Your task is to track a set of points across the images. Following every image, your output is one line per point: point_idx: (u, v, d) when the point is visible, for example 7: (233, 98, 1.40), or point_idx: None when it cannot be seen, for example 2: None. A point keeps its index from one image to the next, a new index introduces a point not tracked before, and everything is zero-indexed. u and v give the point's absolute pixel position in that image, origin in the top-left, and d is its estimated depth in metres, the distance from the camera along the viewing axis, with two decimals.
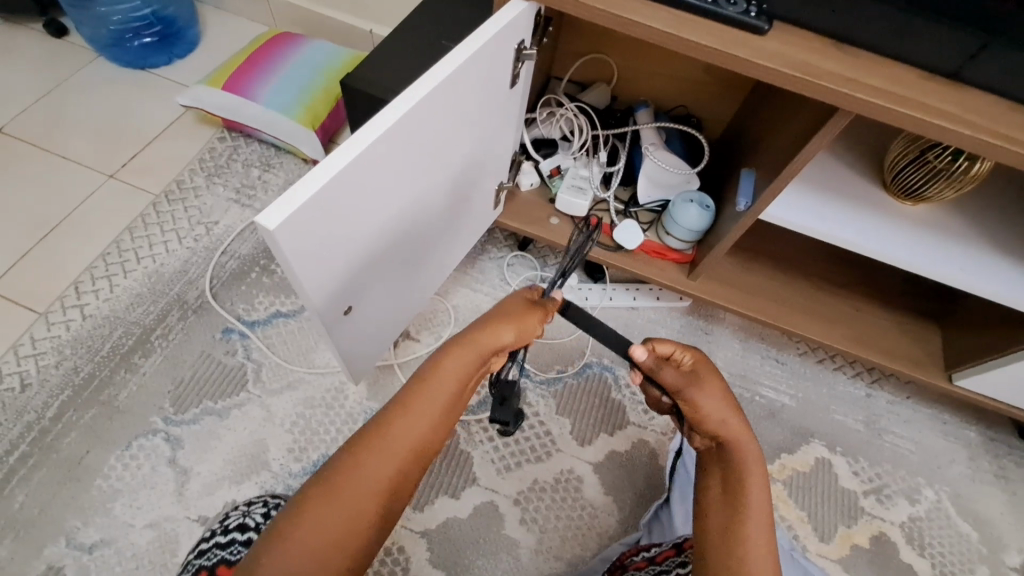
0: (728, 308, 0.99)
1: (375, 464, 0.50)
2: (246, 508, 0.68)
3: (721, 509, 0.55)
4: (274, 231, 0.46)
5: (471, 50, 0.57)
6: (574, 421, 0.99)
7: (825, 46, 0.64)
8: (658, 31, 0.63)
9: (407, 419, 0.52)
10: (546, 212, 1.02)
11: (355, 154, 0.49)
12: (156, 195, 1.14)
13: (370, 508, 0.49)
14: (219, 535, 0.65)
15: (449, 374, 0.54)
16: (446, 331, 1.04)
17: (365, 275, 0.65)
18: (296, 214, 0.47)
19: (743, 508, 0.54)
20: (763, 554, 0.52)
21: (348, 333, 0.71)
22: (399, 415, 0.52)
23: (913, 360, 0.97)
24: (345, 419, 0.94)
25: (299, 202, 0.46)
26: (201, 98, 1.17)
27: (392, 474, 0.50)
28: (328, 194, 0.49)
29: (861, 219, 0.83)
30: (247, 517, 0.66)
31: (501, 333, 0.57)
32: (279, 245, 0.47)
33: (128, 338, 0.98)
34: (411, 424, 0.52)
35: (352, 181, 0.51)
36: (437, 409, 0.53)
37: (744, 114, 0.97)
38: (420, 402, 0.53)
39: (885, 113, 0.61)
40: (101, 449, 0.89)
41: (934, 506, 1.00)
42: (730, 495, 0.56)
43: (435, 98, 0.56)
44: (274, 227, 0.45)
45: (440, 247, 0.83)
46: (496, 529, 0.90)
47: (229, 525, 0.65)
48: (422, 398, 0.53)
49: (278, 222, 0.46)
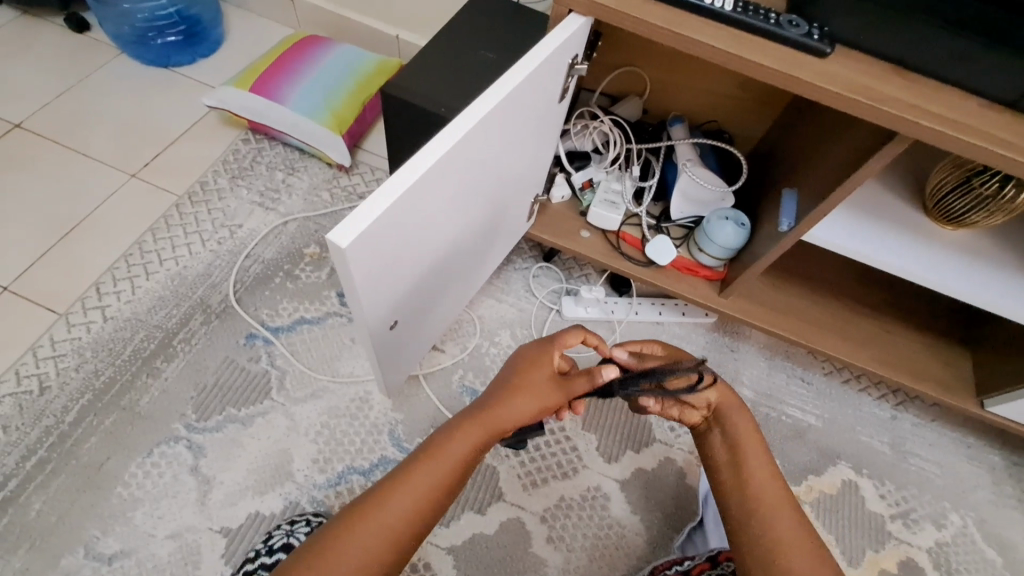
0: (759, 327, 0.98)
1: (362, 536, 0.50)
2: (291, 527, 0.74)
3: (728, 464, 0.62)
4: (346, 248, 0.45)
5: (531, 67, 0.56)
6: (601, 437, 0.97)
7: (886, 71, 0.63)
8: (719, 50, 0.62)
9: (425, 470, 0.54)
10: (577, 224, 1.01)
11: (423, 170, 0.48)
12: (179, 196, 1.13)
13: (390, 542, 0.50)
14: (264, 554, 0.71)
15: (448, 456, 0.55)
16: (472, 341, 1.03)
17: (414, 289, 0.64)
18: (367, 231, 0.45)
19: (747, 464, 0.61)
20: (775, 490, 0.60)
21: (389, 348, 0.69)
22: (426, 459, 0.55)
23: (944, 384, 0.96)
24: (370, 429, 0.93)
25: (369, 219, 0.45)
26: (228, 99, 1.15)
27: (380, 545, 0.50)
28: (393, 212, 0.47)
29: (903, 243, 0.82)
30: (291, 536, 0.73)
31: (517, 401, 0.59)
32: (348, 264, 0.46)
33: (150, 341, 0.96)
34: (406, 497, 0.52)
35: (416, 201, 0.50)
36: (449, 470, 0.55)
37: (780, 134, 0.96)
38: (444, 455, 0.55)
39: (947, 140, 0.60)
40: (121, 455, 0.87)
41: (960, 531, 1.00)
42: (731, 453, 0.62)
43: (495, 114, 0.55)
44: (347, 244, 0.44)
45: (478, 261, 0.82)
46: (524, 547, 0.88)
47: (275, 544, 0.71)
48: (437, 459, 0.55)
49: (350, 239, 0.44)
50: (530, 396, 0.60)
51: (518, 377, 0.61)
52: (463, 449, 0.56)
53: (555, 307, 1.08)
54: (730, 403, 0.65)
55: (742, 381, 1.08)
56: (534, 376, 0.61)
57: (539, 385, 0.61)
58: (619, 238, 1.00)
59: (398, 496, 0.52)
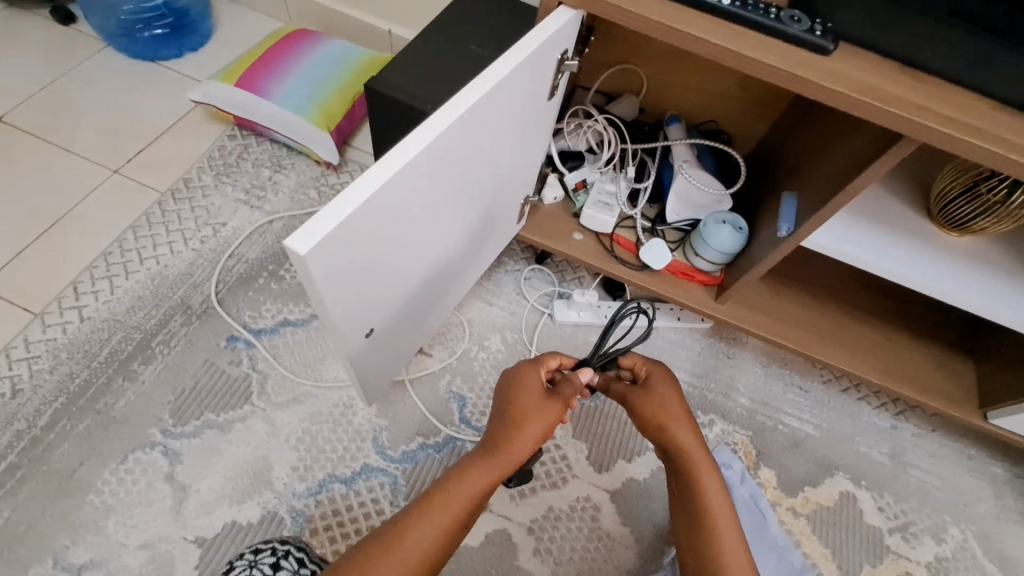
0: (756, 334, 0.95)
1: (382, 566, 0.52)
2: (254, 557, 0.63)
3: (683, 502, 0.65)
4: (306, 255, 0.42)
5: (514, 62, 0.53)
6: (592, 446, 0.94)
7: (893, 69, 0.60)
8: (716, 46, 0.59)
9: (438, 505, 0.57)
10: (570, 226, 0.98)
11: (393, 172, 0.45)
12: (162, 193, 1.10)
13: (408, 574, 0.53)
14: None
15: (464, 491, 0.58)
16: (460, 346, 1.00)
17: (393, 296, 0.60)
18: (330, 237, 0.42)
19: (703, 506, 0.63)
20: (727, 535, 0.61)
21: (367, 357, 0.66)
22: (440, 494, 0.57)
23: (947, 395, 0.93)
24: (352, 437, 0.90)
25: (335, 223, 0.42)
26: (214, 94, 1.12)
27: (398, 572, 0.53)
28: (359, 217, 0.44)
29: (906, 250, 0.79)
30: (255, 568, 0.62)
31: (525, 431, 0.61)
32: (311, 272, 0.43)
33: (128, 343, 0.93)
34: (423, 533, 0.55)
35: (387, 205, 0.47)
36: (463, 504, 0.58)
37: (781, 135, 0.93)
38: (457, 488, 0.58)
39: (955, 144, 0.57)
40: (94, 461, 0.84)
41: (960, 545, 0.97)
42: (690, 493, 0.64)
43: (475, 112, 0.51)
44: (307, 252, 0.40)
45: (463, 265, 0.79)
46: (509, 559, 0.85)
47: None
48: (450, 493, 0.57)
49: (310, 245, 0.41)
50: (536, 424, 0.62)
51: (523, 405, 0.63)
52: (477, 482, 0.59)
53: (546, 311, 1.05)
54: (698, 449, 0.65)
55: (737, 388, 1.05)
56: (535, 399, 0.63)
57: (541, 407, 0.63)
58: (612, 241, 0.97)
59: (415, 531, 0.55)
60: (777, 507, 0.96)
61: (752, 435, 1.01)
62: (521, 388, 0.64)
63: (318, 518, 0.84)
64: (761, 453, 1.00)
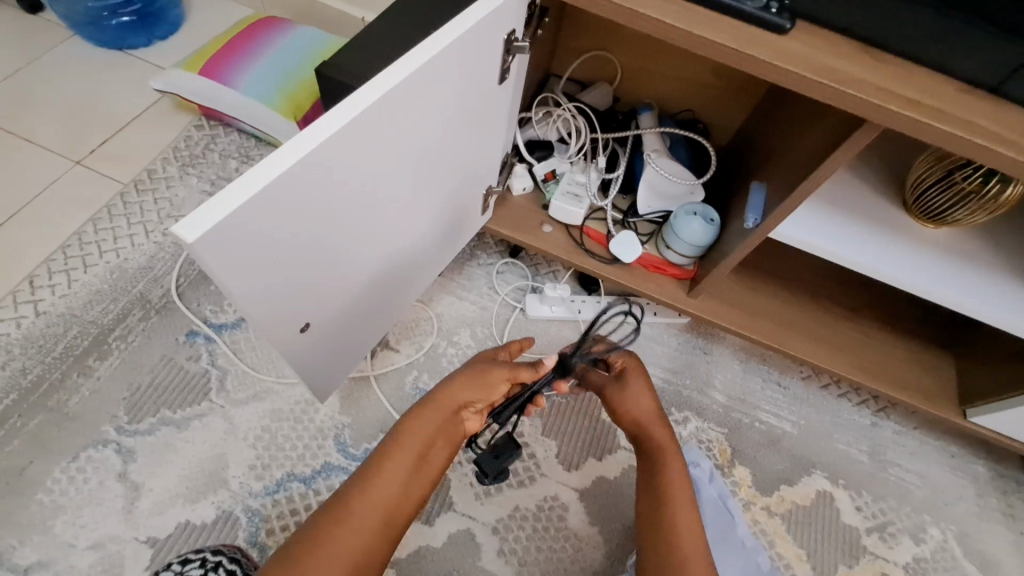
0: (730, 329, 0.92)
1: (330, 542, 0.51)
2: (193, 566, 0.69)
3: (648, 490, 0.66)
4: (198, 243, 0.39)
5: (447, 41, 0.50)
6: (561, 444, 0.92)
7: (855, 50, 0.57)
8: (668, 24, 0.56)
9: (383, 473, 0.56)
10: (539, 218, 0.95)
11: (297, 159, 0.42)
12: (125, 184, 1.07)
13: (355, 546, 0.52)
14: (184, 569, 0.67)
15: (403, 453, 0.57)
16: (428, 341, 0.97)
17: (328, 289, 0.58)
18: (224, 223, 0.40)
19: (671, 507, 0.63)
20: (690, 527, 0.62)
21: (308, 351, 0.64)
22: (380, 464, 0.57)
23: (925, 392, 0.91)
24: (314, 434, 0.88)
25: (230, 205, 0.40)
26: (176, 82, 1.09)
27: (366, 535, 0.53)
28: (260, 204, 0.41)
29: (881, 243, 0.76)
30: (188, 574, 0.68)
31: (459, 384, 0.63)
32: (204, 261, 0.40)
33: (84, 338, 0.91)
34: (367, 503, 0.54)
35: (296, 192, 0.44)
36: (402, 472, 0.57)
37: (755, 124, 0.90)
38: (396, 453, 0.57)
39: (917, 127, 0.54)
40: (45, 459, 0.82)
41: (939, 546, 0.94)
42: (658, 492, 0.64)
43: (404, 93, 0.49)
44: (194, 240, 0.38)
45: (419, 259, 0.76)
46: (472, 559, 0.83)
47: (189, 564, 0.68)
48: (392, 459, 0.57)
49: (200, 232, 0.39)
50: (474, 381, 0.64)
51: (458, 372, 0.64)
52: (417, 441, 0.58)
53: (518, 305, 1.02)
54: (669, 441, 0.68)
55: (714, 385, 1.03)
56: (469, 363, 0.66)
57: (473, 367, 0.65)
58: (582, 233, 0.94)
59: (359, 504, 0.54)
60: (751, 507, 0.94)
61: (728, 433, 0.99)
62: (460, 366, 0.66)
63: (275, 518, 0.81)
64: (736, 452, 0.98)
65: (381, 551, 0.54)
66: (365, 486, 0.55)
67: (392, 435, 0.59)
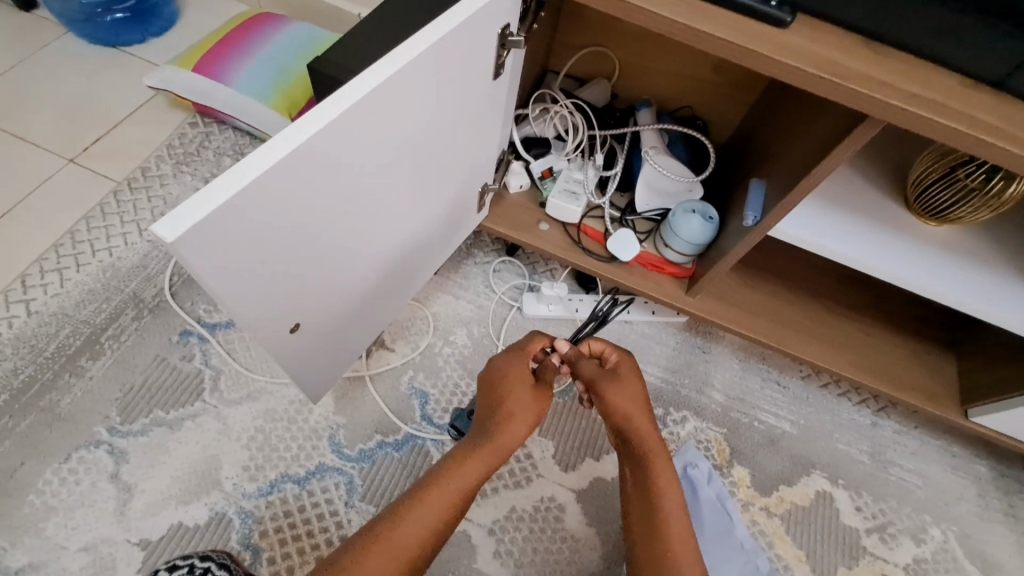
0: (729, 328, 0.91)
1: (380, 562, 0.57)
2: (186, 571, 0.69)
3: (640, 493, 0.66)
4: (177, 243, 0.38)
5: (437, 34, 0.48)
6: (558, 444, 0.91)
7: (856, 44, 0.56)
8: (664, 18, 0.55)
9: (432, 499, 0.61)
10: (535, 216, 0.94)
11: (281, 156, 0.41)
12: (119, 182, 1.06)
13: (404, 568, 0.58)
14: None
15: (454, 485, 0.62)
16: (424, 341, 0.96)
17: (318, 289, 0.57)
18: (205, 222, 0.39)
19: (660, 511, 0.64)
20: (681, 532, 0.63)
21: (298, 352, 0.63)
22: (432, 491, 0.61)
23: (926, 392, 0.90)
24: (308, 435, 0.87)
25: (211, 204, 0.39)
26: (170, 79, 1.08)
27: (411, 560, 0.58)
28: (240, 202, 0.40)
29: (882, 241, 0.75)
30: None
31: (518, 424, 0.65)
32: (185, 261, 0.39)
33: (76, 338, 0.90)
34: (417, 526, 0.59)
35: (280, 190, 0.43)
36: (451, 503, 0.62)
37: (755, 120, 0.89)
38: (447, 482, 0.62)
39: (919, 123, 0.53)
40: (37, 461, 0.81)
41: (940, 547, 0.93)
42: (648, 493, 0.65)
43: (394, 88, 0.48)
44: (173, 240, 0.37)
45: (415, 257, 0.75)
46: (468, 561, 0.82)
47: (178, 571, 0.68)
48: (443, 489, 0.62)
49: (179, 232, 0.37)
50: (528, 417, 0.66)
51: (510, 398, 0.66)
52: (470, 476, 0.63)
53: (515, 304, 1.01)
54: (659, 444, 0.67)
55: (713, 385, 1.02)
56: (520, 390, 0.67)
57: (528, 398, 0.67)
58: (580, 231, 0.93)
59: (409, 528, 0.59)
60: (750, 507, 0.93)
61: (727, 433, 0.98)
62: (505, 385, 0.67)
63: (268, 520, 0.81)
64: (735, 452, 0.97)
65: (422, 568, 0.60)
66: (415, 511, 0.60)
67: (448, 465, 0.63)
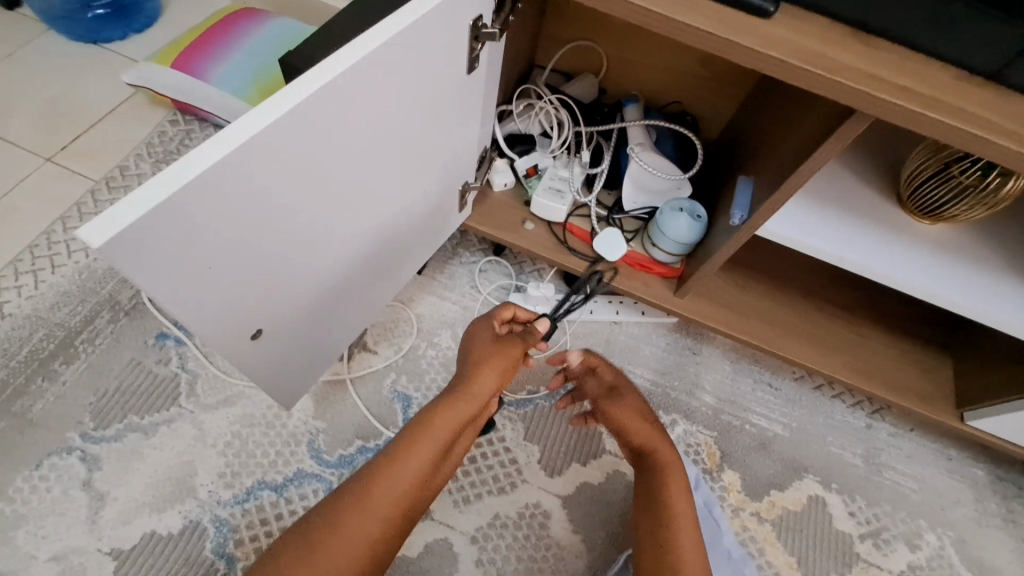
0: (718, 329, 0.89)
1: (348, 526, 0.55)
2: None
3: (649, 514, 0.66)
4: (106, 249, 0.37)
5: (399, 26, 0.46)
6: (544, 449, 0.89)
7: (844, 35, 0.54)
8: (642, 9, 0.53)
9: (404, 458, 0.59)
10: (520, 215, 0.92)
11: (222, 156, 0.39)
12: (97, 181, 1.04)
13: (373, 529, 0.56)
14: None
15: (426, 443, 0.61)
16: (407, 343, 0.94)
17: (280, 292, 0.55)
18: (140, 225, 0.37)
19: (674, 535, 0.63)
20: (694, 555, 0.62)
21: (264, 357, 0.61)
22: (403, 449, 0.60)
23: (921, 395, 0.87)
24: (287, 440, 0.85)
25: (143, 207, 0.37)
26: (148, 76, 1.06)
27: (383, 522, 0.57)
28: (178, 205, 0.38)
29: (875, 241, 0.73)
30: None
31: (485, 375, 0.65)
32: (119, 267, 0.38)
33: (50, 341, 0.88)
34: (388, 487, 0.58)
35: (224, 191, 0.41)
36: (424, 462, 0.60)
37: (745, 116, 0.86)
38: (419, 440, 0.60)
39: (909, 117, 0.51)
40: (7, 468, 0.79)
41: (935, 553, 0.91)
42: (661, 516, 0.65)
43: (352, 83, 0.45)
44: (101, 246, 0.35)
45: (392, 256, 0.73)
46: (449, 570, 0.80)
47: None
48: (415, 447, 0.60)
49: (107, 237, 0.36)
50: (496, 370, 0.66)
51: (481, 356, 0.66)
52: (443, 432, 0.62)
53: None
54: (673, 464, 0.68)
55: (704, 387, 0.99)
56: (490, 349, 0.67)
57: (496, 354, 0.67)
58: (565, 230, 0.90)
59: (378, 490, 0.58)
60: (740, 512, 0.91)
61: (717, 436, 0.96)
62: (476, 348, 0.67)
63: (244, 528, 0.79)
64: (725, 455, 0.95)
65: (397, 533, 0.58)
66: (386, 472, 0.58)
67: (416, 422, 0.62)
